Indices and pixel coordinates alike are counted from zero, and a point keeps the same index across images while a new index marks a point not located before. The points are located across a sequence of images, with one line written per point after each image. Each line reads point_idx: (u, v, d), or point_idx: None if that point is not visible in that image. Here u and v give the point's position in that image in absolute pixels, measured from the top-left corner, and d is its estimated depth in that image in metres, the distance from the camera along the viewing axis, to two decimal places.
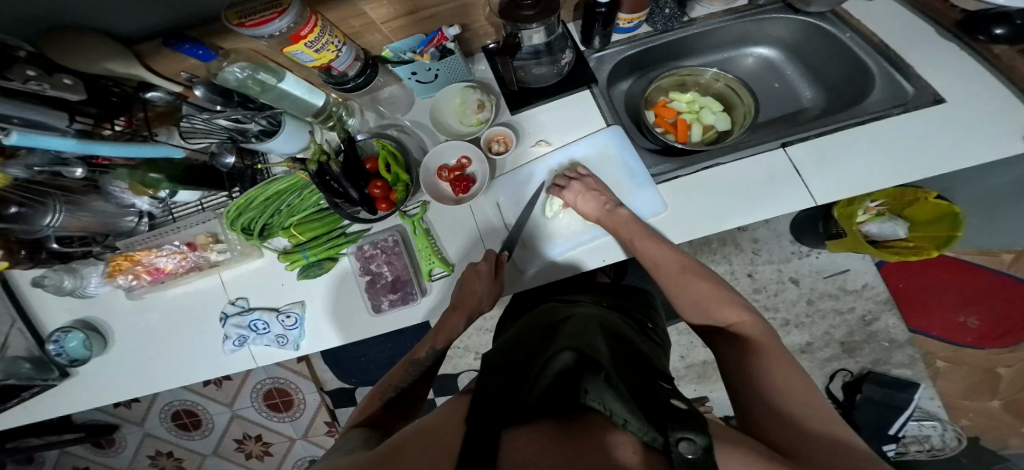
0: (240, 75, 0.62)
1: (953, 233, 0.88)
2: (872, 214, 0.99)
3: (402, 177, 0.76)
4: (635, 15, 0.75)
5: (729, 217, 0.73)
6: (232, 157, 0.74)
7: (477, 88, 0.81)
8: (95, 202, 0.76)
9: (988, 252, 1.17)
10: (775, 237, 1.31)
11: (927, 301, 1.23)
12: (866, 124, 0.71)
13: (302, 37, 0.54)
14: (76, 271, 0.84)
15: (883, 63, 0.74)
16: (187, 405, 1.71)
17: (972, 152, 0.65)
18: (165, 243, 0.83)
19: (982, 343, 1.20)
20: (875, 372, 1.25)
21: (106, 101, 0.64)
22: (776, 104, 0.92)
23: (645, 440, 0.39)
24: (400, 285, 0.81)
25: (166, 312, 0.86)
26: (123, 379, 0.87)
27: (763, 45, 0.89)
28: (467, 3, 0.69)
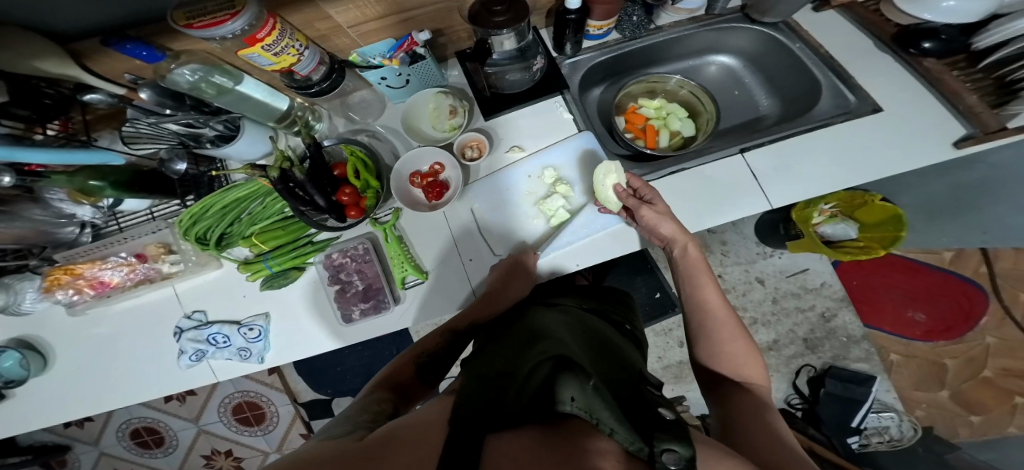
0: (190, 78, 0.58)
1: (897, 232, 0.95)
2: (826, 217, 1.05)
3: (373, 183, 0.75)
4: (604, 22, 0.77)
5: (694, 221, 0.75)
6: (186, 163, 0.70)
7: (450, 94, 0.80)
8: (31, 210, 0.68)
9: (931, 251, 1.28)
10: (741, 239, 1.36)
11: (880, 299, 1.32)
12: (815, 132, 0.75)
13: (258, 40, 0.52)
14: (9, 286, 0.76)
15: (829, 73, 0.78)
16: (146, 422, 1.60)
17: (913, 161, 0.70)
18: (110, 254, 0.77)
19: (929, 337, 1.29)
20: (836, 367, 1.32)
21: (39, 103, 0.58)
22: (735, 112, 0.95)
23: (631, 448, 0.40)
24: (372, 294, 0.79)
25: (115, 327, 0.80)
26: (67, 399, 0.80)
27: (724, 53, 0.93)
28: (436, 9, 0.68)
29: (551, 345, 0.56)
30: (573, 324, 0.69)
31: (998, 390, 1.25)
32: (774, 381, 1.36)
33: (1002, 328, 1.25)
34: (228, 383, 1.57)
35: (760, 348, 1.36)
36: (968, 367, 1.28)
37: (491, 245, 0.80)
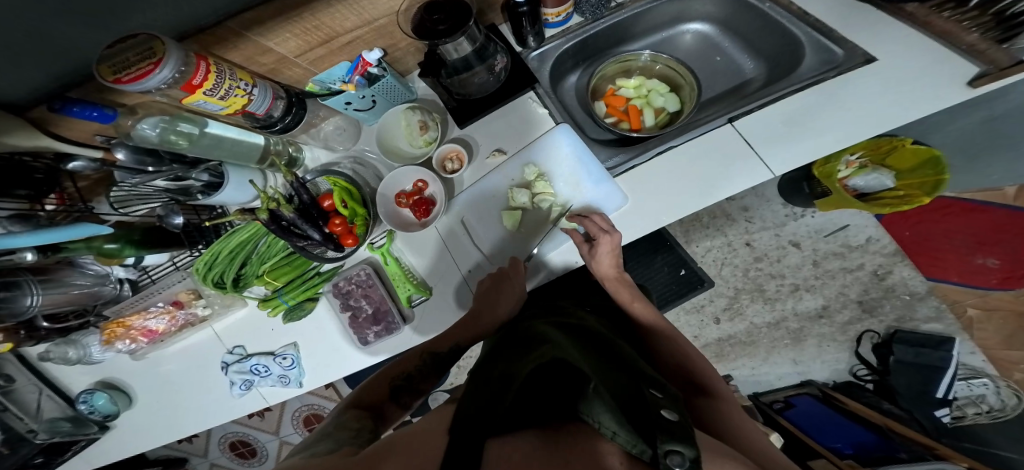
0: (154, 132, 0.64)
1: (940, 177, 0.84)
2: (854, 169, 0.92)
3: (359, 210, 0.80)
4: (560, 7, 0.74)
5: (690, 203, 0.71)
6: (180, 216, 0.76)
7: (418, 108, 0.82)
8: (72, 277, 0.80)
9: (990, 189, 1.12)
10: (766, 202, 1.27)
11: (940, 248, 1.17)
12: (807, 89, 0.68)
13: (196, 86, 0.56)
14: (75, 341, 0.91)
15: (807, 29, 0.72)
16: (238, 435, 1.82)
17: (927, 101, 0.62)
18: (150, 305, 0.89)
19: (1007, 285, 1.13)
20: (904, 331, 1.18)
21: (30, 178, 0.64)
22: (719, 79, 0.89)
23: (633, 452, 0.37)
24: (382, 316, 0.84)
25: (176, 363, 0.93)
26: (153, 426, 0.94)
27: (696, 21, 0.88)
28: (378, 25, 0.69)
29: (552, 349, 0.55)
30: (568, 328, 0.68)
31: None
32: (833, 352, 1.24)
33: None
34: (295, 398, 1.73)
35: (809, 317, 1.25)
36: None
37: (480, 248, 0.83)
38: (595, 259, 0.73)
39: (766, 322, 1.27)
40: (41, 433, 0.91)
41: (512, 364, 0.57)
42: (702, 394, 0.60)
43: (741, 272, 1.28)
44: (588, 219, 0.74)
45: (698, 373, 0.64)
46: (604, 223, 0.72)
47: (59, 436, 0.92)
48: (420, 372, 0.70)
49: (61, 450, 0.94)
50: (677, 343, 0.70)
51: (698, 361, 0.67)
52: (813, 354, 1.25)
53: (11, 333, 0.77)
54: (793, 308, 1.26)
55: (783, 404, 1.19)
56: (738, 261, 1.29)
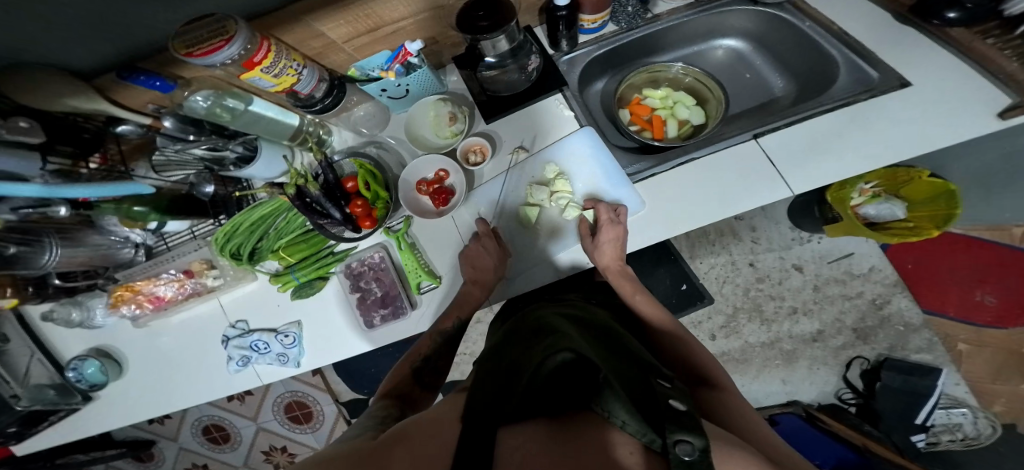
0: (204, 105, 0.64)
1: (952, 210, 0.87)
2: (868, 196, 0.97)
3: (381, 194, 0.82)
4: (597, 15, 0.76)
5: (708, 214, 0.73)
6: (212, 186, 0.77)
7: (448, 100, 0.83)
8: (92, 237, 0.80)
9: (998, 227, 1.15)
10: (773, 224, 1.29)
11: (941, 282, 1.20)
12: (837, 110, 0.70)
13: (255, 64, 0.56)
14: (81, 304, 0.90)
15: (844, 49, 0.74)
16: (215, 419, 1.78)
17: (951, 135, 0.64)
18: (163, 271, 0.89)
19: (1004, 322, 1.17)
20: (893, 358, 1.20)
21: (79, 138, 0.65)
22: (749, 94, 0.92)
23: (643, 441, 0.38)
24: (391, 300, 0.85)
25: (174, 336, 0.91)
26: (137, 397, 0.91)
27: (730, 37, 0.91)
28: (425, 15, 0.70)
29: (559, 337, 0.56)
30: (575, 318, 0.69)
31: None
32: (822, 375, 1.25)
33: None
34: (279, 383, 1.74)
35: (803, 340, 1.27)
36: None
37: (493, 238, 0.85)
38: (602, 249, 0.75)
39: (761, 341, 1.28)
40: (22, 400, 0.86)
41: (520, 354, 0.58)
42: (706, 384, 0.60)
43: (741, 291, 1.30)
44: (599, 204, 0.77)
45: (702, 363, 0.64)
46: (620, 213, 0.75)
47: (40, 405, 0.87)
48: (441, 349, 0.75)
49: (37, 420, 0.90)
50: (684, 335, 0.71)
51: (701, 353, 0.67)
52: (803, 376, 1.26)
53: (19, 290, 0.77)
54: (789, 330, 1.27)
55: (769, 422, 1.21)
56: (740, 280, 1.31)
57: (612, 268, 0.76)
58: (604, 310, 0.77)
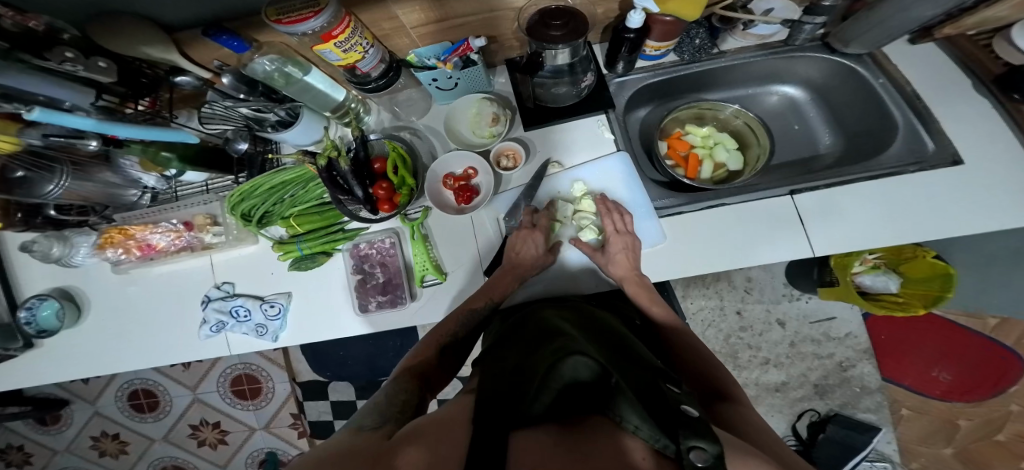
0: (268, 67, 0.65)
1: (943, 293, 0.92)
2: (868, 266, 1.06)
3: (408, 180, 0.80)
4: (663, 43, 0.75)
5: (728, 259, 0.75)
6: (246, 144, 0.77)
7: (494, 101, 0.84)
8: (104, 173, 0.79)
9: (975, 315, 1.21)
10: (770, 278, 1.33)
11: (909, 354, 1.26)
12: (879, 179, 0.73)
13: (333, 37, 0.57)
14: (66, 239, 0.88)
15: (909, 112, 0.77)
16: (146, 385, 1.66)
17: (955, 219, 0.69)
18: (163, 220, 0.88)
19: (949, 396, 1.25)
20: (842, 415, 1.28)
21: (136, 81, 0.68)
22: (793, 146, 0.96)
23: (655, 446, 0.38)
24: (392, 288, 0.84)
25: (148, 288, 0.91)
26: (108, 344, 0.90)
27: (789, 84, 0.93)
28: (496, 15, 0.71)
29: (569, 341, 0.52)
30: (584, 322, 0.69)
31: (1010, 454, 1.21)
32: (775, 421, 1.32)
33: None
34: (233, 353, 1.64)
35: (766, 389, 1.32)
36: (982, 428, 1.23)
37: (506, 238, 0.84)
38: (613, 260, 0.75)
39: None
40: None
41: (527, 354, 0.57)
42: (724, 399, 0.60)
43: (723, 336, 1.34)
44: (615, 215, 0.77)
45: (716, 376, 0.65)
46: (627, 223, 0.77)
47: None
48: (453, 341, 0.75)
49: None
50: (693, 344, 0.72)
51: (718, 368, 0.67)
52: None
53: (7, 214, 0.75)
54: (756, 378, 1.33)
55: None
56: (725, 327, 1.34)
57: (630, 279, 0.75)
58: (616, 315, 0.76)
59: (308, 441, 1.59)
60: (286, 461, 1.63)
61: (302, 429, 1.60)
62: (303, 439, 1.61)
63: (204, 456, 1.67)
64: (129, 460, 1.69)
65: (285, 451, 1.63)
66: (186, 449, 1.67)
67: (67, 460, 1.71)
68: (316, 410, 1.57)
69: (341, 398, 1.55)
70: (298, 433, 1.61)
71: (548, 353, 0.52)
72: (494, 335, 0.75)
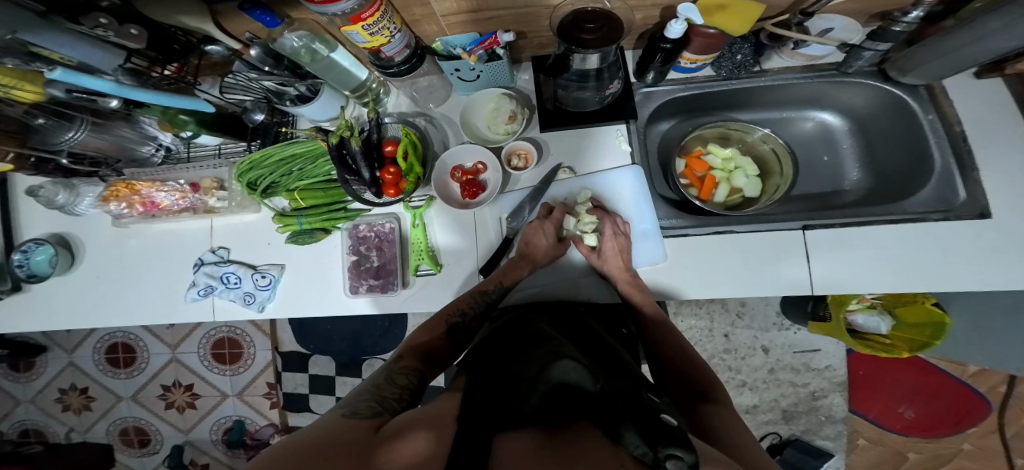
0: (296, 44, 0.63)
1: (931, 340, 0.97)
2: (863, 305, 1.05)
3: (416, 168, 0.78)
4: (701, 56, 0.73)
5: (722, 285, 0.75)
6: (263, 115, 0.78)
7: (513, 98, 0.82)
8: (121, 129, 0.77)
9: (955, 361, 1.25)
10: (764, 305, 1.34)
11: (881, 389, 1.30)
12: (897, 225, 0.73)
13: (361, 20, 0.56)
14: (73, 187, 0.86)
15: (950, 156, 0.75)
16: (126, 338, 1.64)
17: (945, 270, 0.70)
18: (170, 179, 0.86)
19: (908, 431, 1.29)
20: (801, 440, 1.32)
21: (168, 48, 0.62)
22: (819, 178, 0.95)
23: (635, 452, 0.38)
24: (385, 273, 0.83)
25: (136, 246, 0.89)
26: (88, 296, 0.89)
27: (829, 111, 0.92)
28: (530, 12, 0.70)
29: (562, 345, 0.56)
30: (579, 333, 0.68)
31: None
32: None
33: (984, 438, 1.26)
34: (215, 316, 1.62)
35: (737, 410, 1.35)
36: (929, 461, 1.29)
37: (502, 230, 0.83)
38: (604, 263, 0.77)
39: None
40: None
41: (520, 356, 0.57)
42: (706, 401, 0.62)
43: (706, 357, 1.35)
44: (609, 218, 0.77)
45: (700, 377, 0.66)
46: (624, 226, 0.76)
47: None
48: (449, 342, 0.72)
49: None
50: (687, 353, 0.71)
51: (707, 374, 0.67)
52: None
53: (21, 159, 0.73)
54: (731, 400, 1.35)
55: None
56: (711, 347, 1.35)
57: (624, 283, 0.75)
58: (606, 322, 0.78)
59: (280, 412, 1.56)
60: (253, 431, 1.58)
61: (276, 400, 1.57)
62: (274, 410, 1.57)
63: (167, 419, 1.63)
64: (91, 416, 1.65)
65: (252, 421, 1.58)
66: (152, 410, 1.64)
67: (28, 412, 1.68)
68: (293, 382, 1.55)
69: (319, 372, 1.53)
70: (270, 403, 1.57)
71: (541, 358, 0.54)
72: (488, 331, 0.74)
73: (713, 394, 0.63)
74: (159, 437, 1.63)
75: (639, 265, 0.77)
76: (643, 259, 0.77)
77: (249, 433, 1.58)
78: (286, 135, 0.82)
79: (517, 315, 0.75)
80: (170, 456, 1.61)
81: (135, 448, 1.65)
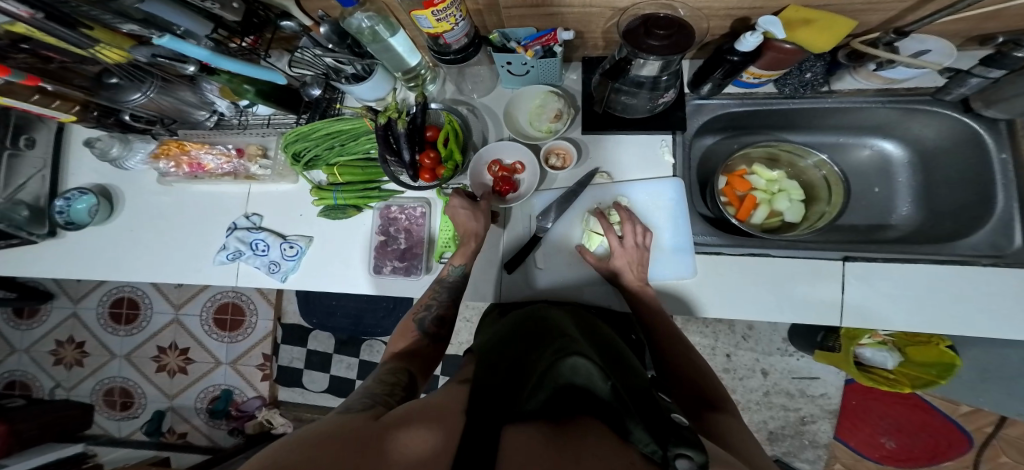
0: (364, 24, 0.64)
1: (934, 379, 0.96)
2: (873, 340, 1.07)
3: (455, 155, 0.78)
4: (767, 72, 0.73)
5: (749, 308, 0.75)
6: (318, 91, 0.78)
7: (560, 97, 0.83)
8: (184, 91, 0.78)
9: (950, 402, 1.27)
10: (770, 330, 1.34)
11: (867, 420, 1.31)
12: (945, 264, 0.72)
13: (433, 5, 0.56)
14: (128, 142, 0.88)
15: (1013, 205, 0.74)
16: (132, 294, 1.68)
17: (954, 311, 0.71)
18: (219, 142, 0.87)
19: (883, 460, 1.30)
20: (782, 462, 1.33)
21: (248, 20, 0.66)
22: (867, 211, 0.95)
23: (644, 450, 0.38)
24: (410, 256, 0.83)
25: (159, 208, 0.90)
26: (105, 253, 0.90)
27: (890, 140, 0.91)
28: (594, 13, 0.70)
29: (568, 342, 0.53)
30: (589, 331, 0.68)
31: None
32: None
33: None
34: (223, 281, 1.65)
35: None
36: None
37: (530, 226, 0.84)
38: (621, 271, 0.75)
39: None
40: None
41: (530, 352, 0.57)
42: (713, 409, 0.60)
43: None
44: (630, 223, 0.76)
45: (708, 385, 0.65)
46: (646, 237, 0.76)
47: (6, 223, 0.84)
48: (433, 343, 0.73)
49: None
50: (692, 359, 0.70)
51: (711, 379, 0.66)
52: None
53: (85, 110, 0.77)
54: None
55: None
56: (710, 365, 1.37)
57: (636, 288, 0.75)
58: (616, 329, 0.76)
59: (270, 385, 1.58)
60: (237, 402, 1.60)
61: (268, 372, 1.60)
62: (266, 383, 1.59)
63: (155, 382, 1.66)
64: (80, 374, 1.68)
65: (241, 391, 1.61)
66: (143, 371, 1.66)
67: (21, 362, 1.71)
68: (289, 355, 1.57)
69: (318, 347, 1.55)
70: (262, 375, 1.60)
71: (548, 352, 0.52)
72: (489, 329, 0.74)
73: (718, 400, 0.62)
74: (143, 400, 1.65)
75: (668, 276, 0.77)
76: (666, 274, 0.77)
77: (235, 403, 1.60)
78: (335, 111, 0.82)
79: (523, 312, 0.74)
80: (149, 422, 1.63)
81: (116, 411, 1.66)
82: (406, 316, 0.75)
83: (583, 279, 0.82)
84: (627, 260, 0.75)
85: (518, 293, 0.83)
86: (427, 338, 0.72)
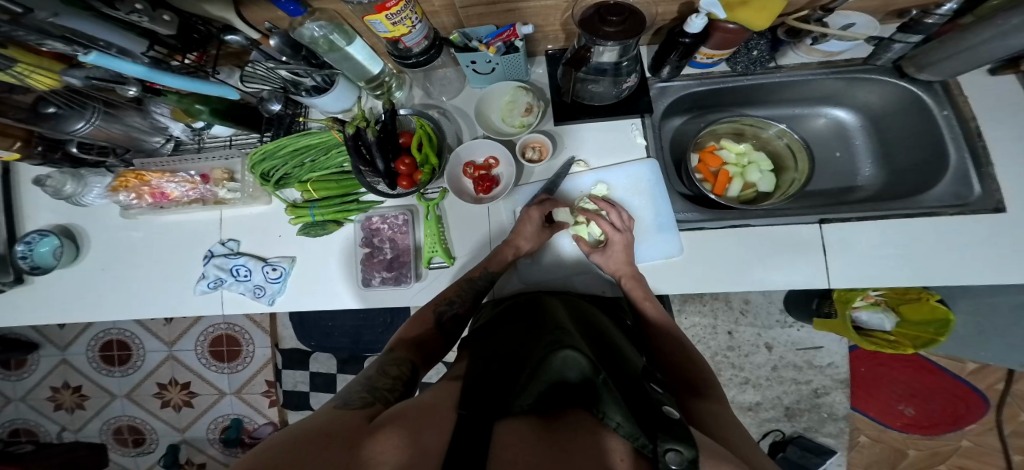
0: (316, 33, 0.66)
1: (935, 337, 0.95)
2: (866, 302, 1.07)
3: (432, 159, 0.78)
4: (719, 52, 0.73)
5: (717, 285, 0.76)
6: (279, 105, 0.79)
7: (529, 90, 0.82)
8: (132, 117, 0.80)
9: (956, 360, 1.27)
10: (767, 304, 1.34)
11: (880, 388, 1.31)
12: (915, 218, 0.73)
13: (386, 8, 0.56)
14: (81, 178, 0.86)
15: (965, 156, 0.75)
16: (121, 336, 1.66)
17: (952, 267, 0.71)
18: (180, 169, 0.86)
19: (907, 429, 1.30)
20: (805, 437, 1.32)
21: (188, 36, 0.67)
22: (831, 174, 0.95)
23: (635, 444, 0.38)
24: (398, 265, 0.83)
25: (144, 240, 0.90)
26: (87, 293, 0.89)
27: (842, 108, 0.92)
28: (549, 5, 0.70)
29: (561, 333, 0.52)
30: (581, 317, 0.68)
31: None
32: None
33: (981, 436, 1.27)
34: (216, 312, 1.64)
35: (740, 407, 1.36)
36: (929, 460, 1.30)
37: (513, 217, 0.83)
38: (604, 256, 0.76)
39: None
40: None
41: (523, 344, 0.56)
42: (697, 395, 0.61)
43: (710, 354, 1.36)
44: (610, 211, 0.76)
45: (694, 372, 0.66)
46: (627, 220, 0.76)
47: None
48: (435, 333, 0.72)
49: None
50: (681, 345, 0.71)
51: (698, 364, 0.68)
52: None
53: (28, 145, 0.76)
54: (732, 397, 1.36)
55: None
56: (713, 344, 1.36)
57: (622, 272, 0.75)
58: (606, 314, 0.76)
59: (279, 410, 1.58)
60: (249, 429, 1.60)
61: (274, 398, 1.59)
62: (274, 408, 1.59)
63: (163, 417, 1.64)
64: (82, 417, 1.66)
65: (251, 419, 1.60)
66: (146, 408, 1.65)
67: (18, 410, 1.69)
68: (293, 379, 1.55)
69: (320, 369, 1.53)
70: (269, 401, 1.60)
71: (539, 346, 0.51)
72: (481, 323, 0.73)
73: (703, 386, 0.64)
74: (154, 436, 1.64)
75: (653, 259, 0.77)
76: (654, 257, 0.77)
77: (247, 431, 1.60)
78: (299, 125, 0.83)
79: (515, 304, 0.74)
80: (163, 456, 1.62)
81: (130, 448, 1.65)
82: (426, 305, 0.76)
83: (569, 269, 0.82)
84: (617, 247, 0.75)
85: (505, 287, 0.83)
86: (437, 330, 0.72)
